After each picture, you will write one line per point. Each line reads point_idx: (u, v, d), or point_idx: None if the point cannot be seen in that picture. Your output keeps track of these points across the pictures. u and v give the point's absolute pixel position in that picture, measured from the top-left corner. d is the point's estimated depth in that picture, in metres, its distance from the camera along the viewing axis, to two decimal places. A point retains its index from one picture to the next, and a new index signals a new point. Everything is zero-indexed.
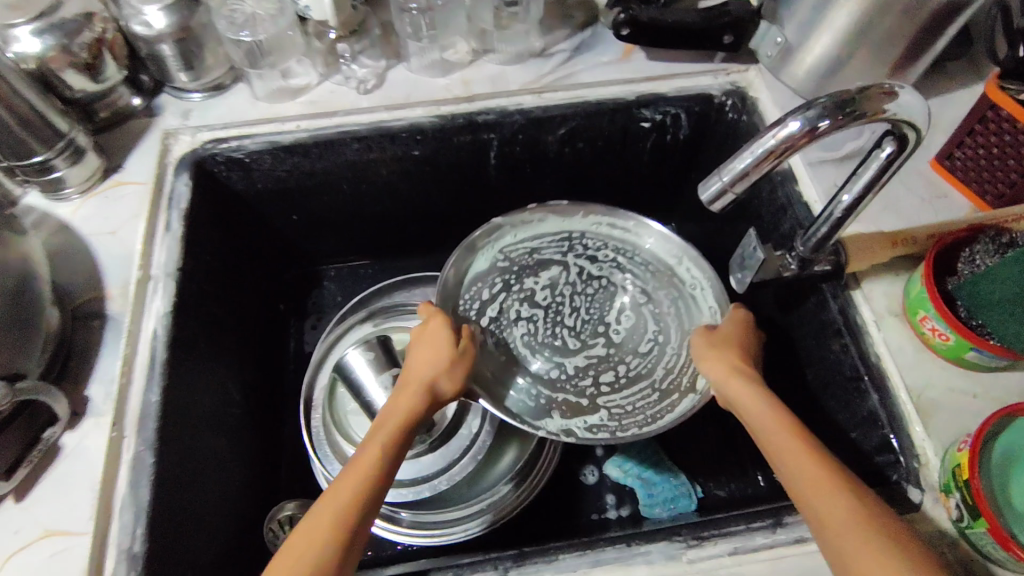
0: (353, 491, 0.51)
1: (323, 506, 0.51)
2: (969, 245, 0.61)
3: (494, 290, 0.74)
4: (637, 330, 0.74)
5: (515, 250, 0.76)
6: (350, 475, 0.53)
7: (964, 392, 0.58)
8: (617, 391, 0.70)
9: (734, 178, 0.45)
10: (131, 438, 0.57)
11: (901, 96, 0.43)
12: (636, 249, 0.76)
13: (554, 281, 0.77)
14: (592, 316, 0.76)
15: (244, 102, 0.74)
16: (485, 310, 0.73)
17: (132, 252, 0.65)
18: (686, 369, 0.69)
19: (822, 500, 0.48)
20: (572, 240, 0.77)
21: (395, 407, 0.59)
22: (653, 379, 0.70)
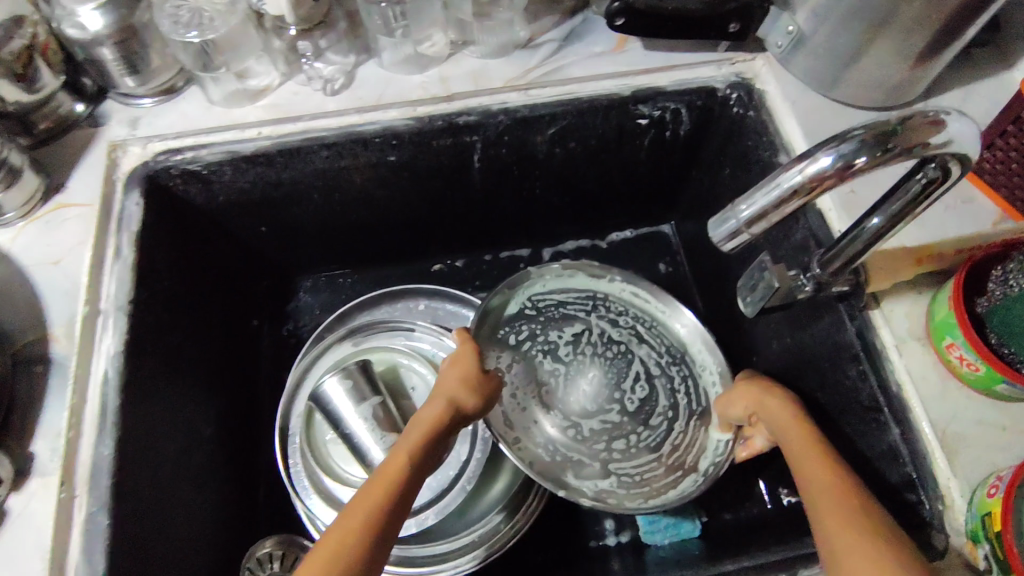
0: (378, 505, 0.49)
1: (348, 517, 0.48)
2: (1002, 262, 0.55)
3: (520, 338, 0.74)
4: (654, 399, 0.72)
5: (543, 300, 0.76)
6: (375, 488, 0.50)
7: (992, 425, 0.54)
8: (628, 459, 0.69)
9: (751, 219, 0.39)
10: (83, 497, 0.52)
11: (950, 125, 0.37)
12: (657, 320, 0.75)
13: (576, 338, 0.76)
14: (610, 380, 0.74)
15: (199, 107, 0.67)
16: (510, 357, 0.73)
17: (78, 284, 0.59)
18: (693, 447, 0.68)
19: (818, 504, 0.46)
20: (597, 300, 0.77)
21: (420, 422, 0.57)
22: (661, 453, 0.69)
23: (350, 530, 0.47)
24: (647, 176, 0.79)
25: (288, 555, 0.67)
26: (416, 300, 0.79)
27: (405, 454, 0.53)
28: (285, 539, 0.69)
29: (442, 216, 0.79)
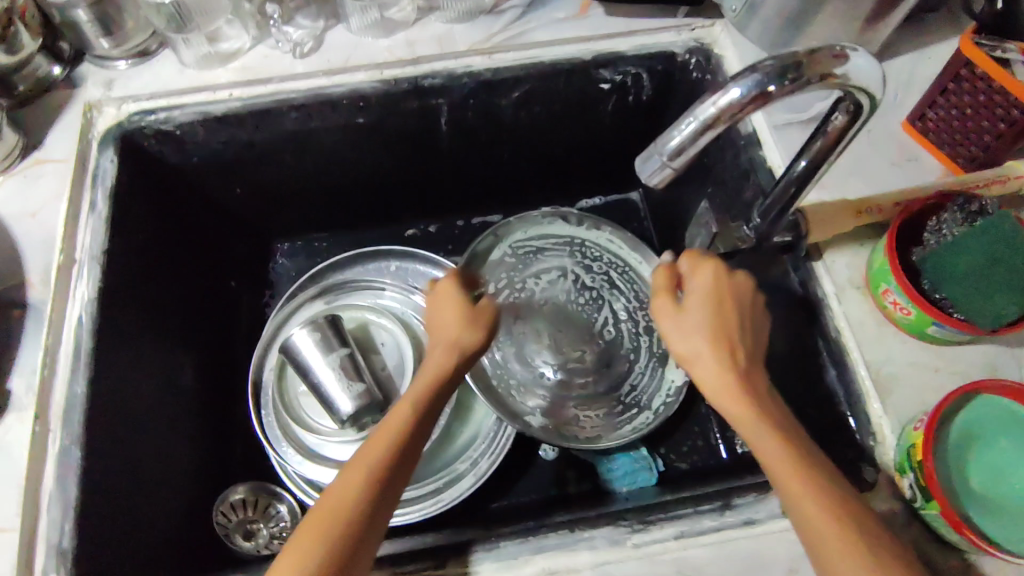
0: (374, 472, 0.47)
1: (342, 483, 0.47)
2: (937, 213, 0.57)
3: (499, 285, 0.79)
4: (620, 343, 0.78)
5: (523, 247, 0.81)
6: (369, 453, 0.48)
7: (925, 366, 0.56)
8: (590, 400, 0.75)
9: (673, 153, 0.42)
10: (57, 432, 0.55)
11: (853, 59, 0.40)
12: (630, 267, 0.81)
13: (552, 284, 0.81)
14: (580, 326, 0.79)
15: (172, 70, 0.69)
16: (490, 302, 0.78)
17: (54, 234, 0.62)
18: (649, 387, 0.75)
19: (762, 444, 0.44)
20: (574, 246, 0.82)
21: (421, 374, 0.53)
22: (620, 394, 0.76)
23: (341, 498, 0.46)
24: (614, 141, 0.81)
25: (260, 500, 0.71)
26: (388, 260, 0.82)
27: (395, 420, 0.50)
28: (258, 487, 0.72)
29: (413, 180, 0.81)
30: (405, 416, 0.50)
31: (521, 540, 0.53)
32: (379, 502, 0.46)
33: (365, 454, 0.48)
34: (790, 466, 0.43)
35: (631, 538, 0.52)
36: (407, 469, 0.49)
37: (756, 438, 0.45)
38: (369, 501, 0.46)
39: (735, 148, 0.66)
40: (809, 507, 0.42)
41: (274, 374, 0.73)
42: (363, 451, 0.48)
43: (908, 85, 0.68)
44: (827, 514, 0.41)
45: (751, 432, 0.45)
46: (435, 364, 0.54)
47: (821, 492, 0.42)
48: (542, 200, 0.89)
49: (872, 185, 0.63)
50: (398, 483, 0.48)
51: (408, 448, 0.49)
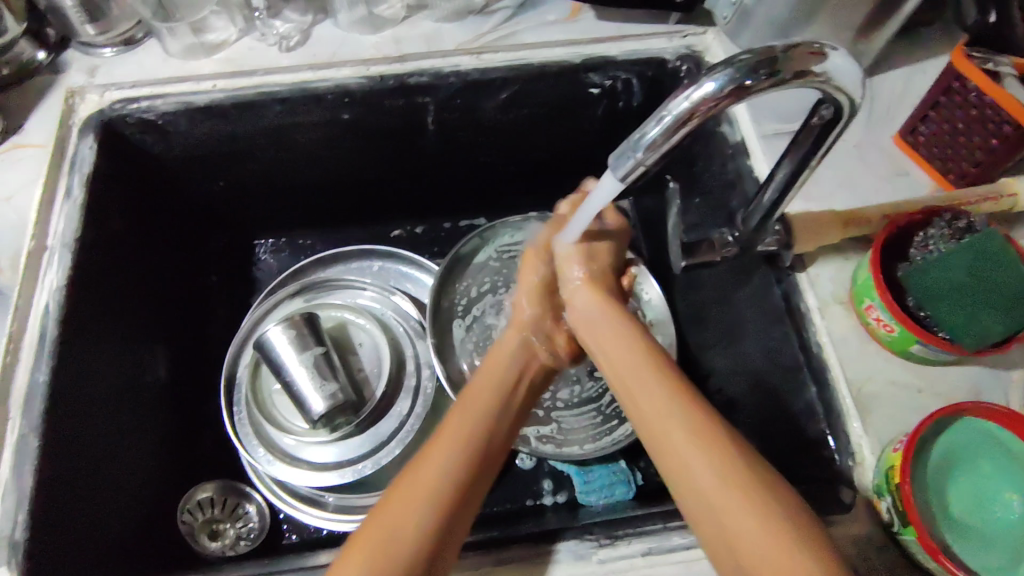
0: (433, 490, 0.47)
1: (399, 501, 0.46)
2: (923, 228, 0.56)
3: (482, 289, 0.78)
4: None
5: (508, 250, 0.79)
6: (422, 474, 0.48)
7: (908, 386, 0.55)
8: (569, 408, 0.73)
9: (646, 151, 0.41)
10: (16, 421, 0.54)
11: (832, 58, 0.39)
12: None
13: None
14: None
15: (156, 59, 0.69)
16: (470, 307, 0.77)
17: (26, 220, 0.61)
18: None
19: (678, 447, 0.44)
20: None
21: (482, 385, 0.56)
22: (600, 404, 0.73)
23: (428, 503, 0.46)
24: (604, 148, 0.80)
25: (229, 500, 0.71)
26: (370, 261, 0.81)
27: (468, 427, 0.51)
28: (227, 486, 0.71)
29: (399, 179, 0.80)
30: (465, 430, 0.51)
31: (483, 551, 0.50)
32: (447, 524, 0.46)
33: (420, 480, 0.47)
34: (721, 476, 0.42)
35: (597, 552, 0.50)
36: (472, 492, 0.49)
37: (680, 449, 0.45)
38: (434, 520, 0.46)
39: (723, 157, 0.65)
40: (738, 517, 0.41)
41: (247, 371, 0.71)
42: (415, 469, 0.48)
43: (900, 99, 0.67)
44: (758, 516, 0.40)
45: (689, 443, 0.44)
46: (495, 380, 0.56)
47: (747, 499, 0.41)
48: (531, 205, 0.88)
49: (859, 197, 0.62)
50: (465, 505, 0.48)
51: (473, 465, 0.49)
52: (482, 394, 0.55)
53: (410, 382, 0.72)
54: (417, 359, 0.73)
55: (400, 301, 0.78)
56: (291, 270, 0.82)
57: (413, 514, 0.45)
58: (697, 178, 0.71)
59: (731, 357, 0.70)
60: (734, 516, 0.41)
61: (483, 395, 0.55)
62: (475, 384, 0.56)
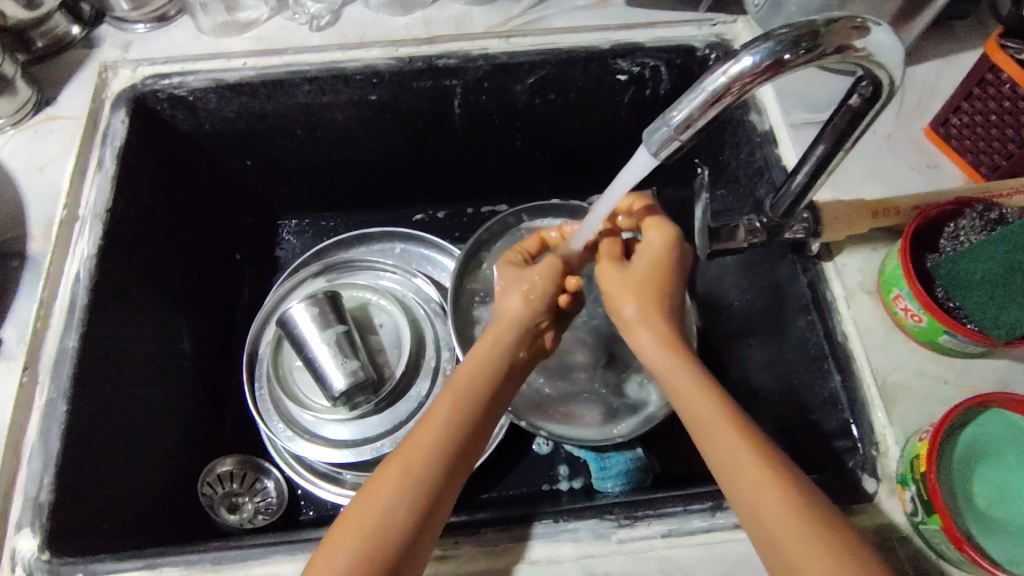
0: (414, 476, 0.47)
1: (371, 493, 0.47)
2: (954, 219, 0.56)
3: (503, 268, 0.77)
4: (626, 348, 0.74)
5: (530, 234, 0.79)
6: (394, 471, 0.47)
7: (935, 378, 0.54)
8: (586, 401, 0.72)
9: (680, 126, 0.41)
10: (46, 384, 0.54)
11: (873, 33, 0.38)
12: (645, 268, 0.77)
13: None
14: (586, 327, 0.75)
15: (188, 35, 0.70)
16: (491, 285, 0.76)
17: (58, 189, 0.62)
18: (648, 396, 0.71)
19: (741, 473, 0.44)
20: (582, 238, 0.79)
21: (471, 369, 0.54)
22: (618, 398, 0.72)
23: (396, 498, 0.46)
24: (630, 138, 0.79)
25: (248, 475, 0.70)
26: (393, 243, 0.82)
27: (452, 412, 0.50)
28: (246, 461, 0.71)
29: (424, 161, 0.80)
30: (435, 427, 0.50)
31: (502, 527, 0.50)
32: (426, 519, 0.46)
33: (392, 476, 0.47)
34: (780, 504, 0.42)
35: (616, 532, 0.50)
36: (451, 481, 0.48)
37: (738, 479, 0.44)
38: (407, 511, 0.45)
39: (751, 145, 0.65)
40: (766, 501, 0.43)
41: (269, 347, 0.72)
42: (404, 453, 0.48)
43: (931, 92, 0.67)
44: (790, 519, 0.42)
45: (721, 442, 0.46)
46: (488, 365, 0.55)
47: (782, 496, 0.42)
48: (553, 193, 0.88)
49: (889, 188, 0.61)
50: (441, 491, 0.47)
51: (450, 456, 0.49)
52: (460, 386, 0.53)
53: (428, 366, 0.72)
54: (438, 342, 0.74)
55: (422, 284, 0.78)
56: (314, 250, 0.83)
57: (385, 492, 0.46)
58: (724, 167, 0.71)
59: (752, 347, 0.70)
60: (759, 497, 0.43)
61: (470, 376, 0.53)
62: (463, 372, 0.54)
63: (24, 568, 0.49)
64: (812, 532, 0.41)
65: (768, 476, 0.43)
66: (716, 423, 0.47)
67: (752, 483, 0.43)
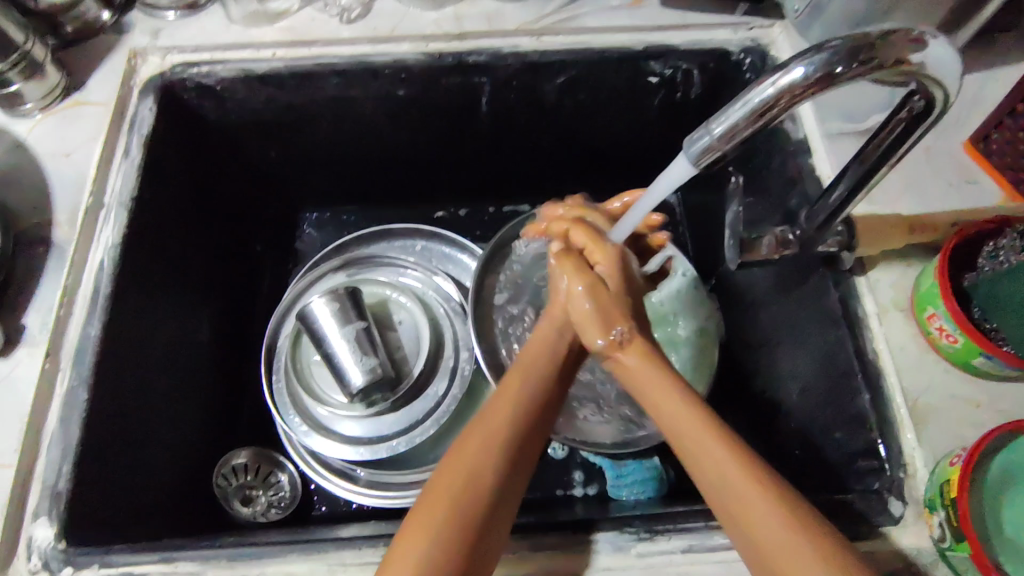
0: (483, 461, 0.47)
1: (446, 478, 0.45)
2: (994, 238, 0.54)
3: (523, 269, 0.76)
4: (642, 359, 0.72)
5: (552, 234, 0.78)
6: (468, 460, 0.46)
7: (968, 401, 0.53)
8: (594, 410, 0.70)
9: (723, 136, 0.40)
10: (67, 371, 0.54)
11: (931, 46, 0.37)
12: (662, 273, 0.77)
13: None
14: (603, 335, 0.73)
15: (218, 24, 0.69)
16: (510, 285, 0.75)
17: (84, 176, 0.62)
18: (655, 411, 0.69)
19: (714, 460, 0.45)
20: None
21: (527, 366, 0.55)
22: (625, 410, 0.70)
23: (468, 475, 0.45)
24: (658, 141, 0.78)
25: (263, 468, 0.70)
26: (414, 239, 0.81)
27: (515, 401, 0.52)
28: (261, 453, 0.71)
29: (448, 157, 0.79)
30: (503, 422, 0.50)
31: (519, 534, 0.50)
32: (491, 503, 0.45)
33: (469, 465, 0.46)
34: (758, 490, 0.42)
35: (635, 546, 0.49)
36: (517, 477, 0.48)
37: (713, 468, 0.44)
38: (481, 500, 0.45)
39: (784, 154, 0.64)
40: (735, 483, 0.43)
41: (288, 340, 0.72)
42: (473, 433, 0.49)
43: (972, 104, 0.65)
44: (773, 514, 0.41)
45: (701, 443, 0.46)
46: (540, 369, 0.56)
47: (765, 491, 0.42)
48: (577, 193, 0.87)
49: (926, 203, 0.60)
50: (507, 486, 0.47)
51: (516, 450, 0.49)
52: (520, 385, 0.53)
53: (445, 365, 0.72)
54: (456, 342, 0.73)
55: (442, 282, 0.77)
56: (335, 244, 0.82)
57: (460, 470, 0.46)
58: (754, 175, 0.69)
59: (776, 360, 0.68)
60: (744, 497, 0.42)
61: (532, 375, 0.55)
62: (517, 370, 0.55)
63: (41, 556, 0.49)
64: (795, 519, 0.40)
65: (741, 469, 0.43)
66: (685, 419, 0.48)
67: (724, 474, 0.44)
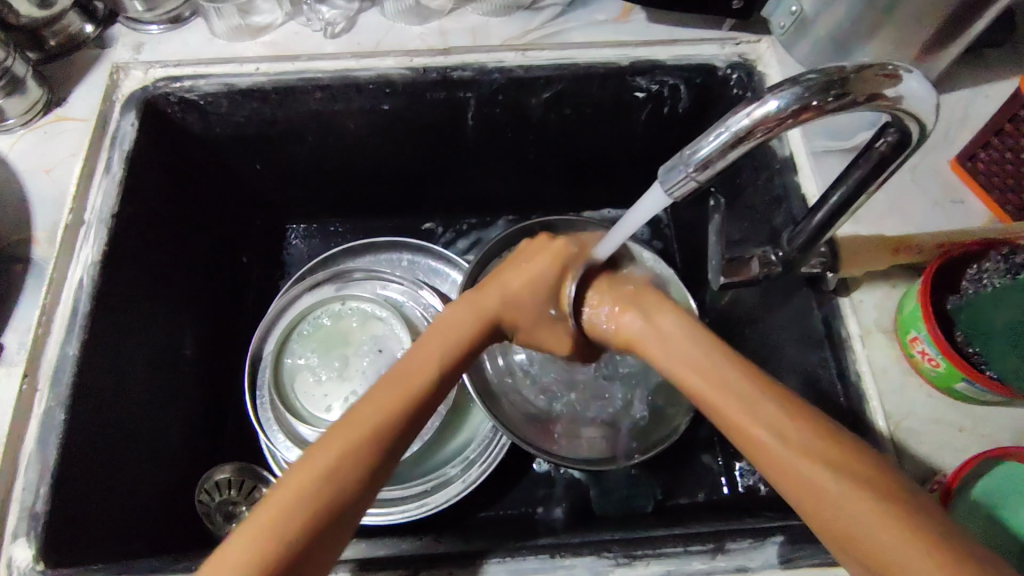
0: (353, 448, 0.41)
1: (353, 419, 0.43)
2: (978, 261, 0.53)
3: None
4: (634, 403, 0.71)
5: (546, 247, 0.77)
6: (396, 383, 0.45)
7: (949, 425, 0.52)
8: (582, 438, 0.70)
9: (698, 166, 0.39)
10: (44, 391, 0.54)
11: (905, 81, 0.37)
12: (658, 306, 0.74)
13: None
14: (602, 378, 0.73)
15: (201, 38, 0.69)
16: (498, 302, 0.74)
17: (65, 193, 0.62)
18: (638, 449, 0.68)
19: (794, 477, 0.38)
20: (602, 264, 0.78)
21: (435, 342, 0.48)
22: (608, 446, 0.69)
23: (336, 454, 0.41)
24: (645, 155, 0.77)
25: (246, 484, 0.70)
26: (401, 253, 0.81)
27: (426, 368, 0.46)
28: (245, 468, 0.71)
29: (435, 171, 0.79)
30: (383, 393, 0.44)
31: (498, 559, 0.49)
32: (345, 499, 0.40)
33: (395, 380, 0.45)
34: (869, 514, 0.35)
35: (613, 570, 0.49)
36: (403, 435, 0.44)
37: (821, 497, 0.36)
38: (356, 473, 0.41)
39: (770, 172, 0.63)
40: (857, 514, 0.35)
41: (272, 353, 0.72)
42: (357, 417, 0.43)
43: (960, 123, 0.64)
44: (858, 498, 0.35)
45: (784, 438, 0.39)
46: (444, 345, 0.48)
47: (840, 485, 0.36)
48: (564, 206, 0.86)
49: (911, 224, 0.59)
50: (394, 441, 0.43)
51: (409, 414, 0.44)
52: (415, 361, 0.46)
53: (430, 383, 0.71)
54: None
55: (427, 296, 0.77)
56: (321, 256, 0.82)
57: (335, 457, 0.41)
58: (739, 191, 0.69)
59: None
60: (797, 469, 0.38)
61: (420, 358, 0.46)
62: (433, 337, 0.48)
63: None
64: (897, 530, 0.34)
65: (847, 484, 0.36)
66: (773, 426, 0.39)
67: (834, 498, 0.36)
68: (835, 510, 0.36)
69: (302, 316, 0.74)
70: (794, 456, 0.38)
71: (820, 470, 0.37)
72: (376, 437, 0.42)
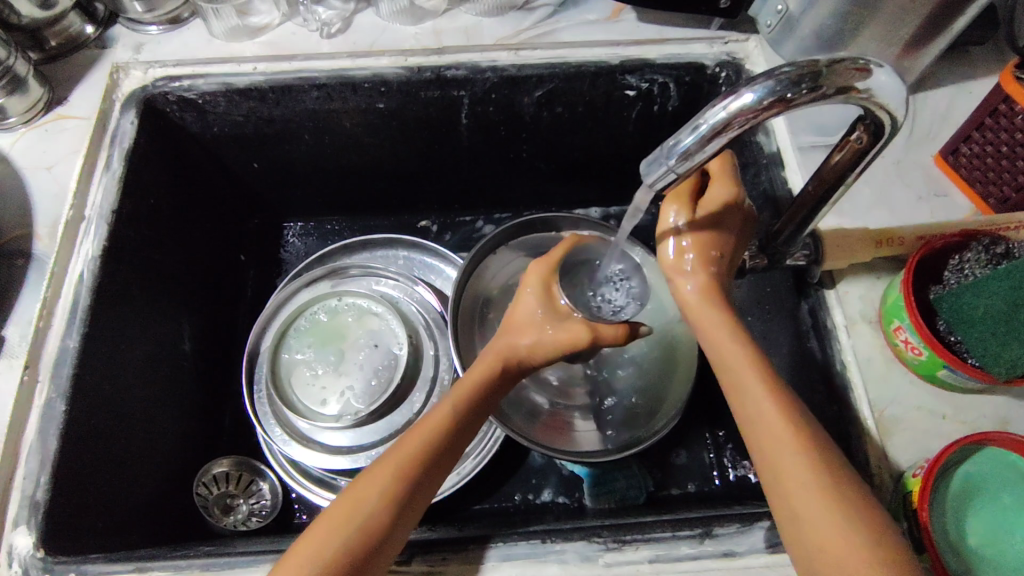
0: (373, 494, 0.46)
1: (375, 469, 0.48)
2: (959, 252, 0.55)
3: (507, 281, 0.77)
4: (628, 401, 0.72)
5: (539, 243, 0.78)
6: (419, 427, 0.50)
7: (932, 412, 0.53)
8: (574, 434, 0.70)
9: (678, 160, 0.41)
10: (45, 382, 0.55)
11: (876, 75, 0.38)
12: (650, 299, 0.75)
13: None
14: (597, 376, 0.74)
15: (199, 39, 0.70)
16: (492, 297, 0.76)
17: (66, 189, 0.63)
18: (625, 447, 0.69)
19: (790, 477, 0.43)
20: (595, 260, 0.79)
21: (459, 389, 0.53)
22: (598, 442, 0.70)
23: (368, 500, 0.46)
24: (636, 152, 0.79)
25: (244, 477, 0.71)
26: (397, 250, 0.83)
27: (446, 414, 0.51)
28: (243, 462, 0.72)
29: (430, 169, 0.80)
30: (411, 439, 0.49)
31: (491, 544, 0.50)
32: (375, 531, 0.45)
33: (419, 426, 0.50)
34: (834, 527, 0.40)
35: (603, 555, 0.50)
36: (417, 498, 0.48)
37: (801, 504, 0.42)
38: (382, 510, 0.46)
39: (757, 167, 0.64)
40: (823, 526, 0.40)
41: (268, 350, 0.73)
42: (384, 462, 0.48)
43: (944, 119, 0.66)
44: (833, 513, 0.41)
45: (777, 439, 0.44)
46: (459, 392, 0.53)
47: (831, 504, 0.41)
48: (557, 203, 0.87)
49: (896, 217, 0.61)
50: (420, 484, 0.48)
51: (433, 454, 0.49)
52: (431, 422, 0.50)
53: (426, 377, 0.72)
54: (436, 355, 0.74)
55: (422, 292, 0.78)
56: (319, 254, 0.84)
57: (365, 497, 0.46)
58: None
59: None
60: (787, 465, 0.43)
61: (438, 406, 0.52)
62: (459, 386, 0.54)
63: (21, 563, 0.49)
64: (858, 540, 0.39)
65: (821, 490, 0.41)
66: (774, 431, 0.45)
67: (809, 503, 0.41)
68: (818, 520, 0.41)
69: (299, 312, 0.75)
70: (790, 454, 0.43)
71: (817, 480, 0.42)
72: (399, 478, 0.47)
